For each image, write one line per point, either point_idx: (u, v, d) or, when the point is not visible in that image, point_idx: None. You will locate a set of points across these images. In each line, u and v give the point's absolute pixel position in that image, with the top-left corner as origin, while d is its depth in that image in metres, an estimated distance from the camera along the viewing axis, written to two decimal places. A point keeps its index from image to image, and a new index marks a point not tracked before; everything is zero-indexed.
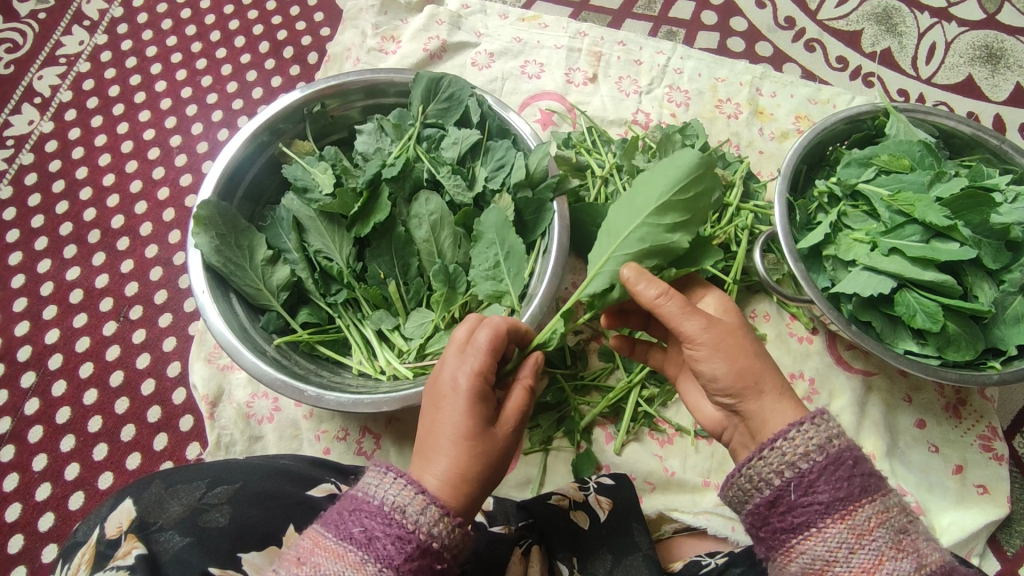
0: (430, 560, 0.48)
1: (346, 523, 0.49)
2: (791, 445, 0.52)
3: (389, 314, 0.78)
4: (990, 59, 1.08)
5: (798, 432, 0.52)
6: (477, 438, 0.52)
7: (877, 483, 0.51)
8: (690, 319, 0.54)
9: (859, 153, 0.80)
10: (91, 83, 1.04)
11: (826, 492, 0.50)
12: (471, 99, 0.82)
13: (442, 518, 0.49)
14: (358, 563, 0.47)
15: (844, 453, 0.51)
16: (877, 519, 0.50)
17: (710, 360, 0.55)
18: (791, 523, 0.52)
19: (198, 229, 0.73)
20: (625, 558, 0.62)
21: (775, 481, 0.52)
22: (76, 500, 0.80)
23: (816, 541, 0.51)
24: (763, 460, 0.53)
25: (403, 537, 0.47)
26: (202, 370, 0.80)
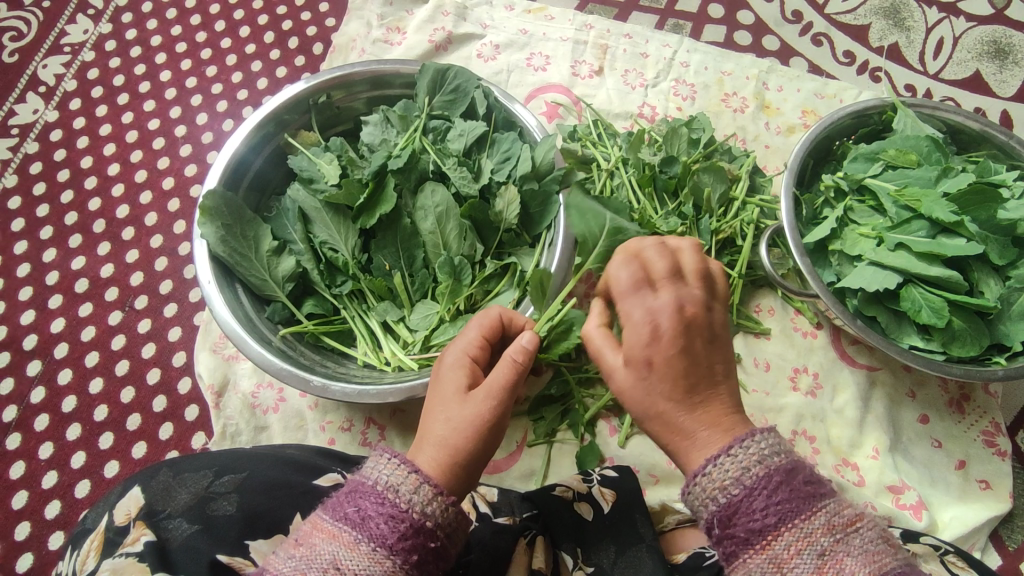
0: (424, 538, 0.48)
1: (344, 505, 0.49)
2: (709, 479, 0.50)
3: (394, 306, 0.78)
4: (998, 55, 1.07)
5: (714, 466, 0.50)
6: (468, 411, 0.53)
7: (798, 507, 0.47)
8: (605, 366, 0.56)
9: (866, 148, 0.80)
10: (96, 72, 1.04)
11: (743, 525, 0.48)
12: (476, 91, 0.82)
13: (436, 497, 0.49)
14: (351, 541, 0.47)
15: (762, 481, 0.48)
16: (798, 547, 0.47)
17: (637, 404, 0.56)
18: (721, 555, 0.49)
19: (204, 219, 0.73)
20: (629, 548, 0.62)
21: (700, 515, 0.50)
22: (82, 488, 0.81)
23: (741, 573, 0.48)
24: (690, 493, 0.51)
25: (396, 517, 0.48)
26: (208, 360, 0.81)
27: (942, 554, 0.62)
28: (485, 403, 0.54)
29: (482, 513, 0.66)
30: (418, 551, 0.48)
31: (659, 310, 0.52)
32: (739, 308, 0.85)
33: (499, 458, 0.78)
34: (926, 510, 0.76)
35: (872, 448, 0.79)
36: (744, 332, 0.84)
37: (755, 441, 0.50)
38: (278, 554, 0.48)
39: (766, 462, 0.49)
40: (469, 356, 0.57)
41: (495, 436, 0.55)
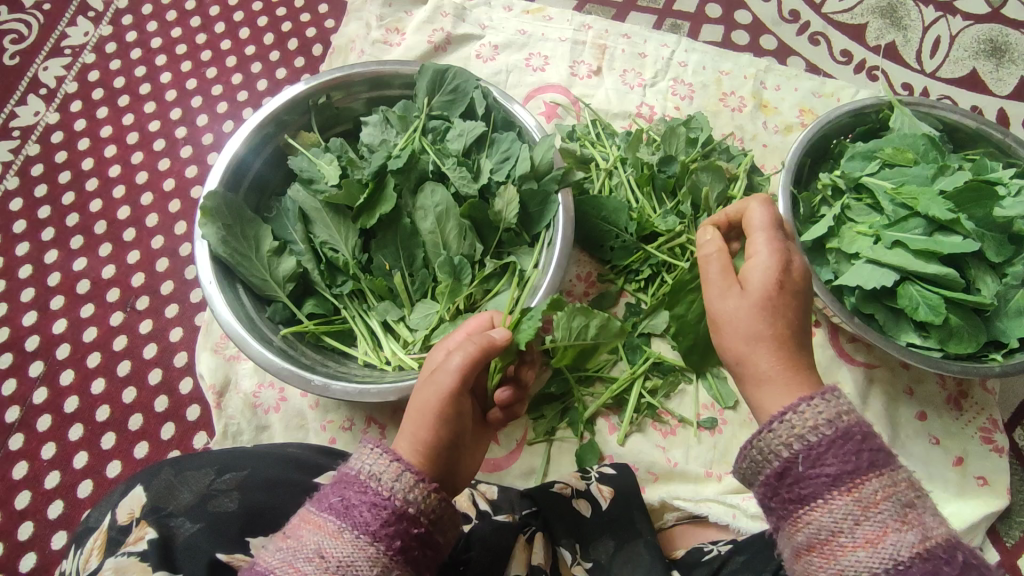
0: (407, 525, 0.48)
1: (329, 494, 0.50)
2: (800, 417, 0.50)
3: (394, 305, 0.79)
4: (995, 53, 1.08)
5: (807, 406, 0.50)
6: (424, 400, 0.54)
7: (887, 457, 0.49)
8: None
9: (863, 146, 0.81)
10: (96, 74, 1.04)
11: (833, 465, 0.48)
12: (475, 91, 0.83)
13: (418, 484, 0.50)
14: (335, 529, 0.47)
15: (854, 427, 0.49)
16: (885, 493, 0.47)
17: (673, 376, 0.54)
18: (797, 494, 0.49)
19: (205, 220, 0.74)
20: (628, 543, 0.62)
21: (782, 454, 0.50)
22: (84, 488, 0.81)
23: (822, 513, 0.48)
24: (771, 433, 0.51)
25: (378, 505, 0.48)
26: (209, 360, 0.81)
27: None
28: (438, 390, 0.54)
29: (482, 510, 0.66)
30: (400, 537, 0.48)
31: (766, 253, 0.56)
32: None
33: (499, 456, 0.79)
34: (924, 507, 0.76)
35: None
36: None
37: (844, 393, 0.51)
38: (267, 548, 0.48)
39: (854, 413, 0.50)
40: (442, 350, 0.58)
41: (455, 425, 0.55)
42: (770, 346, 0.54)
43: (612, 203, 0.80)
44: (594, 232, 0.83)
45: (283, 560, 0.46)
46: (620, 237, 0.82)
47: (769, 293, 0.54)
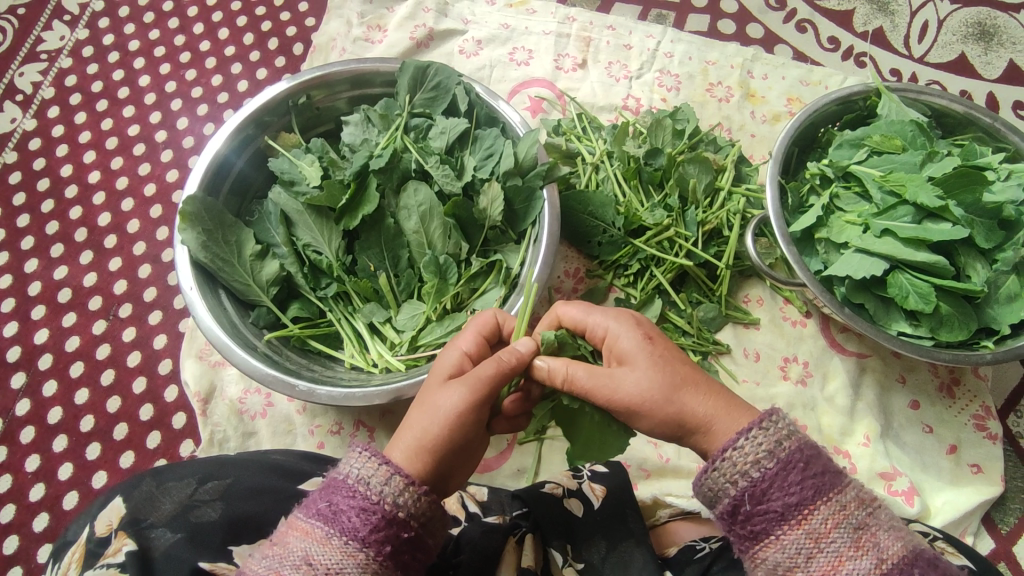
0: (396, 529, 0.48)
1: (318, 500, 0.49)
2: (741, 454, 0.49)
3: (381, 307, 0.78)
4: (983, 36, 1.07)
5: (747, 440, 0.49)
6: (447, 397, 0.53)
7: (830, 480, 0.49)
8: (603, 391, 0.54)
9: (851, 134, 0.80)
10: (74, 79, 1.02)
11: (779, 499, 0.48)
12: (458, 88, 0.81)
13: (408, 488, 0.49)
14: (323, 536, 0.47)
15: (794, 454, 0.49)
16: (833, 520, 0.48)
17: (638, 421, 0.55)
18: (751, 531, 0.49)
19: (185, 225, 0.72)
20: (620, 543, 0.62)
21: (729, 492, 0.50)
22: (70, 500, 0.80)
23: (774, 549, 0.48)
24: (716, 471, 0.50)
25: (367, 510, 0.48)
26: (194, 367, 0.80)
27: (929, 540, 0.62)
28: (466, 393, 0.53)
29: (472, 513, 0.66)
30: (389, 543, 0.48)
31: (615, 321, 0.57)
32: (728, 300, 0.84)
33: (488, 456, 0.78)
34: (917, 496, 0.76)
35: (863, 435, 0.79)
36: (732, 324, 0.84)
37: (782, 417, 0.50)
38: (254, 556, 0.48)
39: (794, 437, 0.50)
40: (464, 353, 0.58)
41: (467, 435, 0.53)
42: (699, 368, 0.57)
43: (599, 198, 0.80)
44: (581, 227, 0.83)
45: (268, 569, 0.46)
46: (606, 232, 0.82)
47: (648, 353, 0.55)
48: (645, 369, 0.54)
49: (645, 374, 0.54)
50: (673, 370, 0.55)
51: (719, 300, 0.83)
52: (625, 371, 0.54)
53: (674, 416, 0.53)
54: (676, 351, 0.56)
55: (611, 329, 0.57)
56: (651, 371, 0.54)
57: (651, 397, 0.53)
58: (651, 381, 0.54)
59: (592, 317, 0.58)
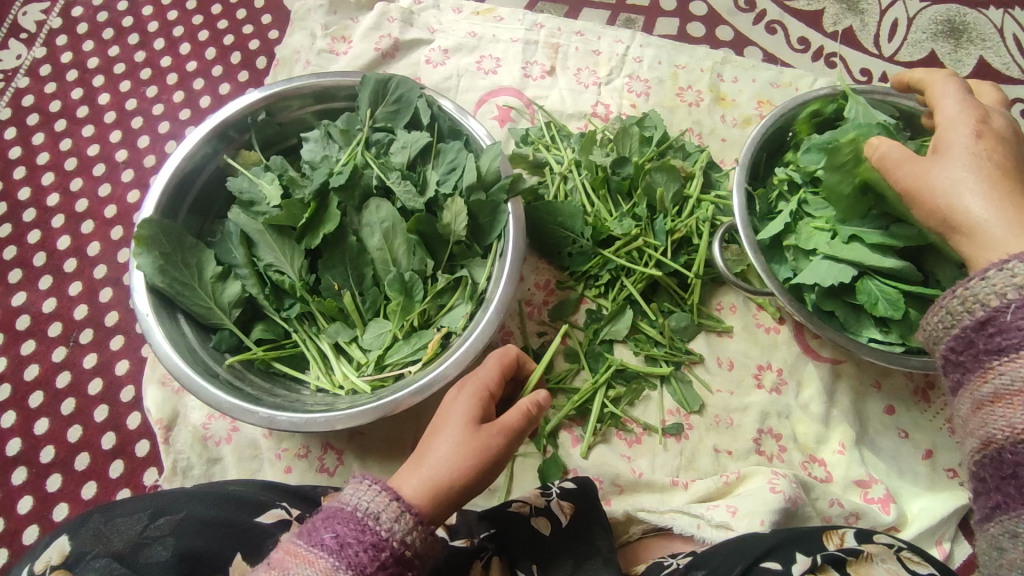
0: (402, 567, 0.48)
1: (322, 528, 0.48)
2: (1019, 270, 0.47)
3: (346, 326, 0.76)
4: (953, 34, 1.07)
5: (1016, 262, 0.47)
6: (482, 444, 0.56)
7: None
8: (904, 167, 0.59)
9: (819, 138, 0.77)
10: (31, 98, 1.00)
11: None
12: (419, 100, 0.80)
13: (417, 526, 0.50)
14: (330, 568, 0.46)
15: None
16: None
17: (902, 168, 0.58)
18: (996, 345, 0.47)
19: (140, 249, 0.71)
20: (586, 561, 0.61)
21: (991, 303, 0.48)
22: (31, 534, 0.78)
23: (1017, 368, 0.46)
24: (983, 282, 0.48)
25: (376, 545, 0.48)
26: (156, 394, 0.78)
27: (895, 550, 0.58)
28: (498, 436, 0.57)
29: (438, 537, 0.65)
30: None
31: (958, 114, 0.59)
32: (700, 309, 0.83)
33: None
34: (893, 503, 0.75)
35: (839, 443, 0.78)
36: (705, 332, 0.83)
37: None
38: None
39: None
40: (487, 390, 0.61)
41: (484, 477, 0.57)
42: (983, 188, 0.54)
43: (568, 209, 0.78)
44: (549, 238, 0.81)
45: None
46: (576, 243, 0.80)
47: (974, 151, 0.56)
48: (962, 160, 0.56)
49: (958, 168, 0.56)
50: (996, 164, 0.55)
51: (691, 309, 0.82)
52: (951, 165, 0.56)
53: (986, 183, 0.54)
54: (1006, 166, 0.56)
55: (947, 124, 0.59)
56: (970, 165, 0.55)
57: (938, 186, 0.56)
58: (954, 172, 0.56)
59: (946, 109, 0.61)
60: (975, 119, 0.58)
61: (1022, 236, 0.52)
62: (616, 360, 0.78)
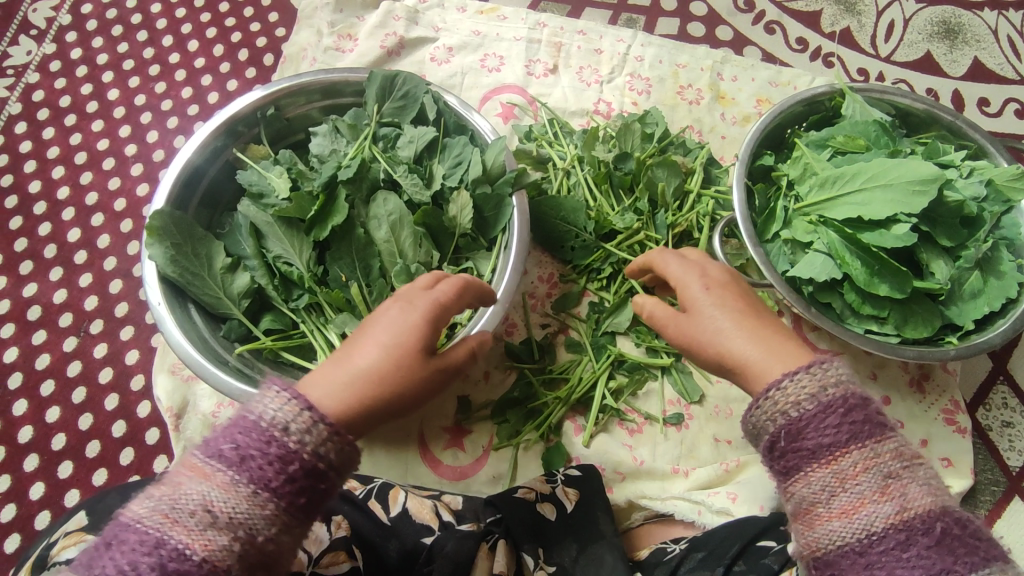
0: (313, 481, 0.46)
1: (224, 439, 0.46)
2: (784, 394, 0.50)
3: (353, 317, 0.76)
4: (948, 35, 1.08)
5: (791, 381, 0.50)
6: (418, 380, 0.54)
7: (871, 430, 0.48)
8: (668, 324, 0.60)
9: (817, 135, 0.81)
10: (41, 93, 1.02)
11: (813, 438, 0.48)
12: (426, 96, 0.82)
13: (331, 439, 0.46)
14: (227, 483, 0.44)
15: (837, 400, 0.48)
16: (865, 464, 0.47)
17: (669, 328, 0.60)
18: (782, 468, 0.50)
19: (152, 240, 0.72)
20: (589, 545, 0.64)
21: (768, 429, 0.50)
22: (42, 519, 0.79)
23: (801, 485, 0.49)
24: (758, 409, 0.51)
25: (283, 459, 0.45)
26: (166, 382, 0.80)
27: None
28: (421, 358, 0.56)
29: (446, 521, 0.64)
30: (301, 495, 0.46)
31: (682, 262, 0.62)
32: None
33: (465, 464, 0.79)
34: None
35: None
36: None
37: (833, 364, 0.50)
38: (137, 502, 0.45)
39: (842, 385, 0.49)
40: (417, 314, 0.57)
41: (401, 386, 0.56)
42: (744, 328, 0.56)
43: (570, 203, 0.80)
44: (552, 231, 0.83)
45: (153, 509, 0.44)
46: (578, 237, 0.82)
47: (726, 293, 0.59)
48: (707, 304, 0.58)
49: (709, 313, 0.57)
50: (733, 302, 0.58)
51: None
52: (701, 315, 0.58)
53: (736, 323, 0.56)
54: (740, 303, 0.58)
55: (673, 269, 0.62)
56: (720, 310, 0.57)
57: (707, 339, 0.57)
58: (720, 321, 0.57)
59: (668, 261, 0.63)
60: (690, 267, 0.61)
61: (784, 361, 0.53)
62: (617, 350, 0.80)
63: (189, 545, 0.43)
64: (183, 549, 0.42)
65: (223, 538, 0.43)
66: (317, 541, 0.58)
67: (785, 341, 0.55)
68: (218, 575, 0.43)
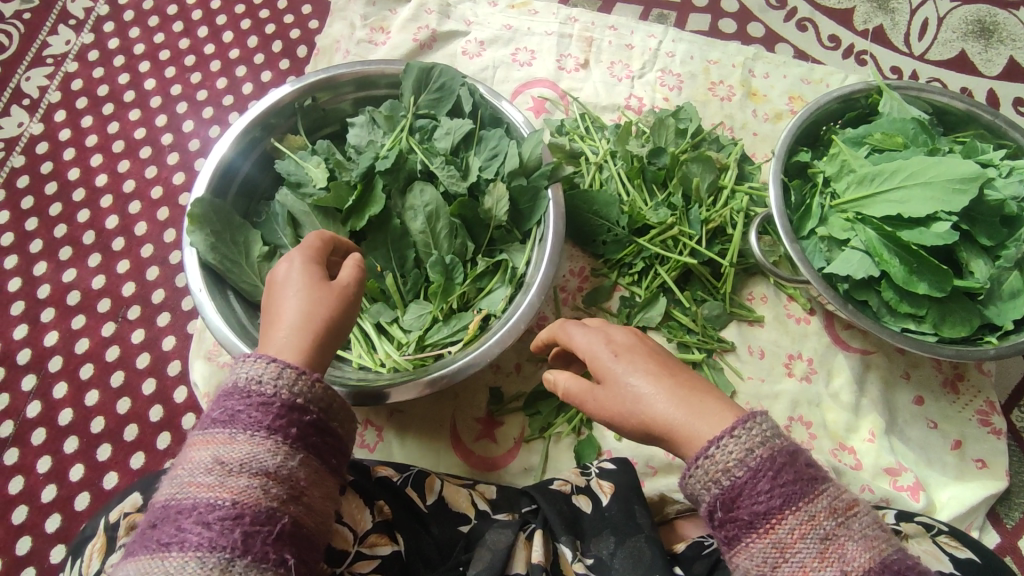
0: (299, 413, 0.51)
1: (213, 415, 0.52)
2: (713, 461, 0.49)
3: (387, 307, 0.78)
4: (983, 33, 1.07)
5: (718, 448, 0.49)
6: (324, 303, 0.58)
7: (802, 489, 0.48)
8: (589, 396, 0.57)
9: (853, 132, 0.81)
10: (80, 82, 1.03)
11: (747, 508, 0.48)
12: (462, 89, 0.82)
13: (301, 377, 0.52)
14: (227, 437, 0.49)
15: (765, 463, 0.48)
16: (800, 530, 0.47)
17: (594, 403, 0.56)
18: (724, 537, 0.50)
19: (193, 227, 0.73)
20: (628, 538, 0.63)
21: (703, 497, 0.50)
22: (82, 500, 0.81)
23: (743, 556, 0.49)
24: (691, 477, 0.50)
25: (265, 403, 0.51)
26: (203, 368, 0.81)
27: (933, 535, 0.62)
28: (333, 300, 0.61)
29: (482, 511, 0.66)
30: (295, 426, 0.51)
31: (594, 328, 0.58)
32: (732, 297, 0.85)
33: (497, 454, 0.79)
34: (922, 491, 0.76)
35: (868, 431, 0.80)
36: (736, 321, 0.84)
37: (757, 424, 0.50)
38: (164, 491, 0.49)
39: (768, 444, 0.49)
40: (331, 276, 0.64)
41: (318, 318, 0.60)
42: (664, 394, 0.53)
43: (604, 197, 0.81)
44: (586, 225, 0.83)
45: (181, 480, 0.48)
46: (611, 231, 0.82)
47: (639, 355, 0.55)
48: (621, 366, 0.55)
49: (630, 381, 0.54)
50: (645, 358, 0.55)
51: (724, 298, 0.84)
52: (620, 383, 0.54)
53: (655, 386, 0.53)
54: (651, 359, 0.55)
55: (584, 340, 0.58)
56: (639, 373, 0.54)
57: (636, 409, 0.53)
58: (638, 388, 0.54)
59: (575, 334, 0.59)
60: (596, 334, 0.58)
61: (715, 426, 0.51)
62: None
63: (218, 496, 0.47)
64: (212, 500, 0.47)
65: (243, 477, 0.48)
66: (363, 522, 0.60)
67: (704, 397, 0.53)
68: (248, 512, 0.47)
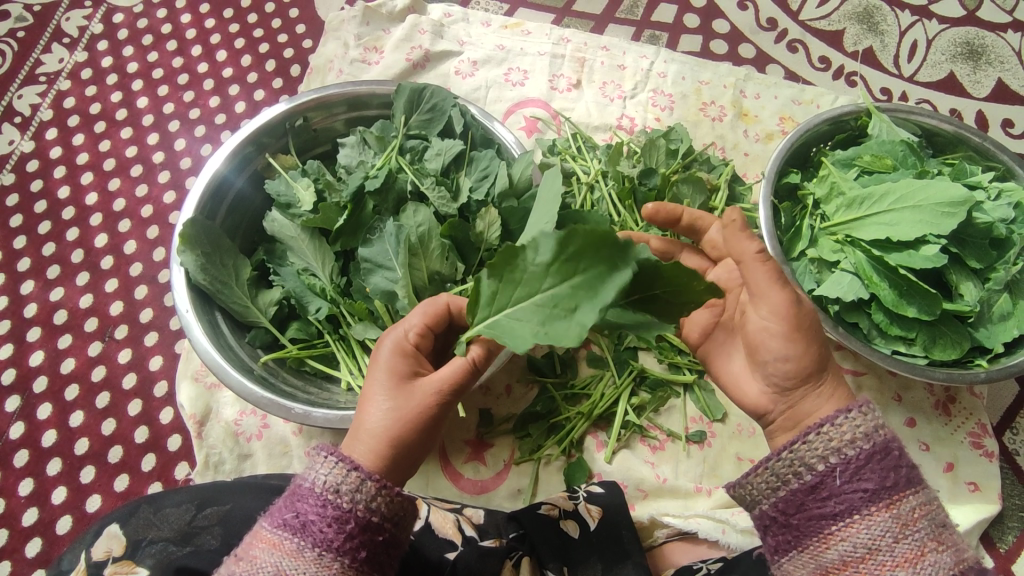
0: (372, 534, 0.51)
1: (285, 512, 0.52)
2: (839, 431, 0.53)
3: (375, 327, 0.75)
4: (972, 56, 1.08)
5: (846, 419, 0.53)
6: (402, 402, 0.55)
7: (920, 474, 0.52)
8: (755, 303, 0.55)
9: (843, 154, 0.81)
10: (72, 100, 1.03)
11: (872, 480, 0.51)
12: (453, 109, 0.82)
13: (380, 493, 0.52)
14: (296, 550, 0.50)
15: (889, 442, 0.52)
16: (920, 511, 0.50)
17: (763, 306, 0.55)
18: (836, 509, 0.51)
19: (184, 247, 0.72)
20: (615, 566, 0.64)
21: (818, 466, 0.52)
22: (64, 524, 0.80)
23: (860, 528, 0.50)
24: (810, 444, 0.53)
25: (339, 519, 0.50)
26: (190, 390, 0.80)
27: None
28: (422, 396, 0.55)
29: (469, 537, 0.65)
30: (363, 548, 0.51)
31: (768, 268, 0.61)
32: None
33: (486, 478, 0.78)
34: None
35: None
36: None
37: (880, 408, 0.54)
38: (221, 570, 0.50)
39: (888, 429, 0.53)
40: (409, 342, 0.57)
41: (428, 430, 0.56)
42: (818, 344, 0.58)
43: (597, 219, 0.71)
44: None
45: None
46: None
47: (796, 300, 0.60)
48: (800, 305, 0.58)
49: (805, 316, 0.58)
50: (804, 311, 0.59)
51: None
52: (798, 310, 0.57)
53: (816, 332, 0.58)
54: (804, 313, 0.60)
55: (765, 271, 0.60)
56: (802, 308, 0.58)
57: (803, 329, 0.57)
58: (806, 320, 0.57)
59: None
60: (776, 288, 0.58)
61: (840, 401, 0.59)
62: (640, 365, 0.79)
63: None
64: None
65: None
66: None
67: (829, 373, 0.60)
68: None
